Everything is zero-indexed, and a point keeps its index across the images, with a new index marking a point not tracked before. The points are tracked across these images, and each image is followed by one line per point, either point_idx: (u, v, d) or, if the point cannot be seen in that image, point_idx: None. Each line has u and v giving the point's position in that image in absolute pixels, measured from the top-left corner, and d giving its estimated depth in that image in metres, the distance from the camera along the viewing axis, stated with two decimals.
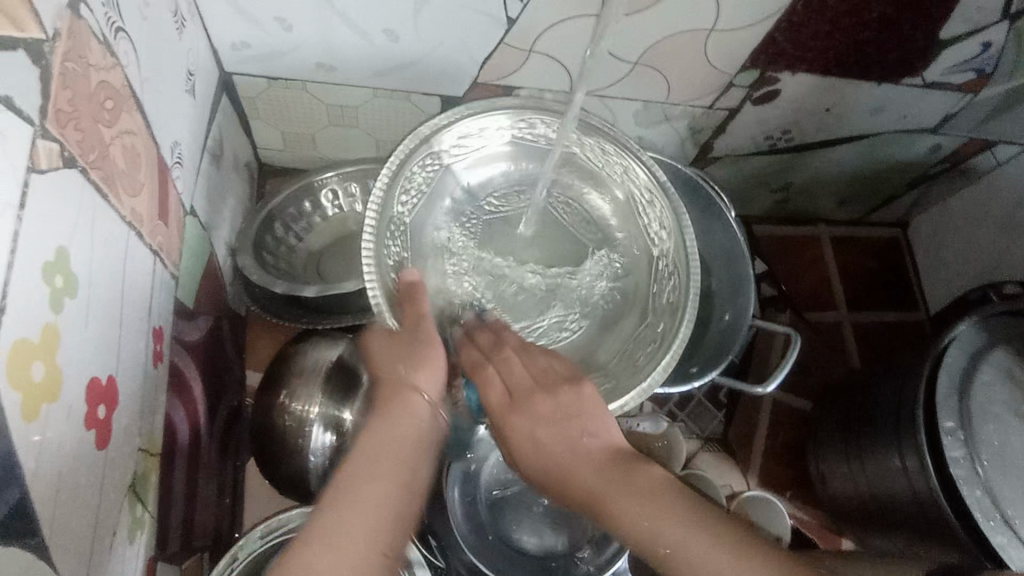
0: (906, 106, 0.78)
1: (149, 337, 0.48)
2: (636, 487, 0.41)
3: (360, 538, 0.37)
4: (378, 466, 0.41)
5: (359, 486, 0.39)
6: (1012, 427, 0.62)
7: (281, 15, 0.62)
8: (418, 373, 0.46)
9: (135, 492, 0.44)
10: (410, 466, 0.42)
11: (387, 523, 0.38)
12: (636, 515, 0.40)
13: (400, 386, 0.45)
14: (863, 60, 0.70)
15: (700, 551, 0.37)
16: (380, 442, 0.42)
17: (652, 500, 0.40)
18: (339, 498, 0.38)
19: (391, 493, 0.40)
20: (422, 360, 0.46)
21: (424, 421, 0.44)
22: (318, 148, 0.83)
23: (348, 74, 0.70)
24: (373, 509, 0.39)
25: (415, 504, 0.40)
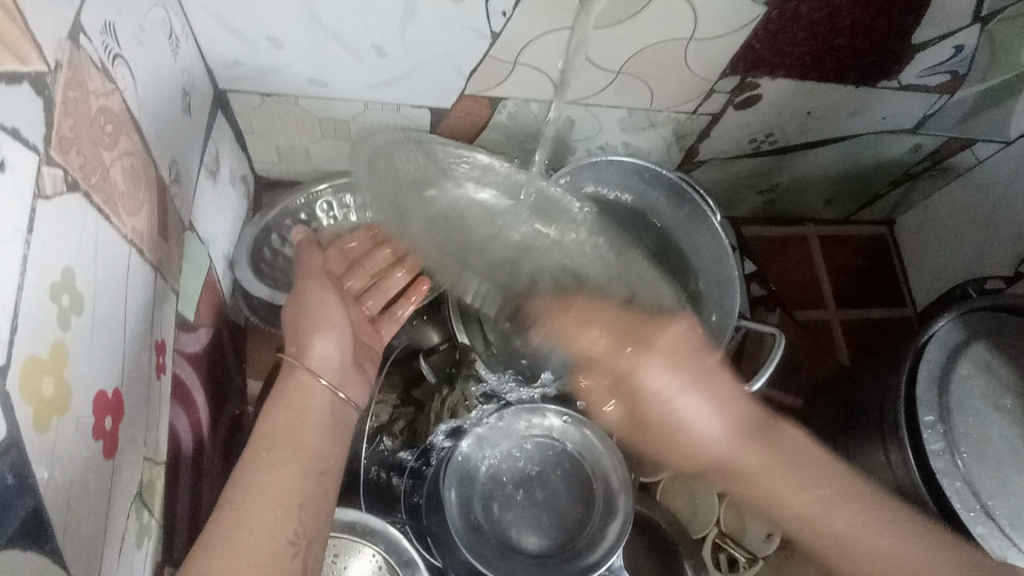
0: (885, 109, 0.80)
1: (152, 350, 0.49)
2: (792, 470, 0.55)
3: (268, 519, 0.41)
4: (279, 451, 0.45)
5: (260, 472, 0.43)
6: (990, 419, 0.65)
7: (273, 34, 0.64)
8: (313, 350, 0.53)
9: (142, 499, 0.46)
10: (310, 444, 0.47)
11: (293, 501, 0.43)
12: (818, 496, 0.54)
13: (299, 372, 0.52)
14: (839, 65, 0.72)
15: (842, 524, 0.52)
16: (278, 421, 0.48)
17: (797, 484, 0.55)
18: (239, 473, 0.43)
19: (290, 473, 0.44)
20: (312, 334, 0.54)
21: (318, 391, 0.51)
22: (311, 161, 0.85)
23: (339, 89, 0.72)
24: (271, 475, 0.43)
25: (319, 479, 0.46)
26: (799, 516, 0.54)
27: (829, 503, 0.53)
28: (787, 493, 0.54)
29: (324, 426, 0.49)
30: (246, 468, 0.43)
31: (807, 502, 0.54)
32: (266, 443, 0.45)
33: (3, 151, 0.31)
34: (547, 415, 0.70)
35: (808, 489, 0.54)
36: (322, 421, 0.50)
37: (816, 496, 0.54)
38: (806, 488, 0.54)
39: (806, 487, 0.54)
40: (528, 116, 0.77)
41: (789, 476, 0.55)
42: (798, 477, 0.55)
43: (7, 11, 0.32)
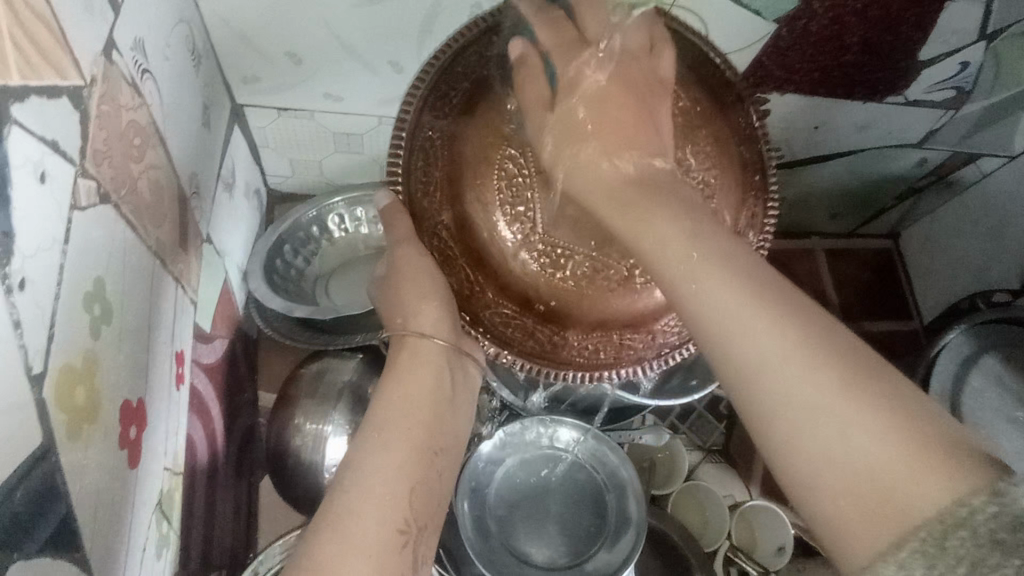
0: (891, 124, 0.81)
1: (172, 360, 0.50)
2: (824, 348, 0.31)
3: (377, 501, 0.39)
4: (393, 429, 0.43)
5: (373, 452, 0.42)
6: (1003, 432, 0.65)
7: (292, 50, 0.65)
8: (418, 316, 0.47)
9: (161, 510, 0.46)
10: (422, 426, 0.44)
11: (406, 482, 0.41)
12: (715, 285, 0.34)
13: (410, 337, 0.48)
14: (847, 80, 0.73)
15: (860, 422, 0.29)
16: (393, 401, 0.45)
17: (801, 359, 0.31)
18: (348, 467, 0.41)
19: (403, 453, 0.42)
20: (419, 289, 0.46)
21: (430, 354, 0.47)
22: (324, 174, 0.86)
23: (355, 103, 0.73)
24: (383, 465, 0.41)
25: (430, 461, 0.44)
26: (849, 438, 0.29)
27: (839, 406, 0.30)
28: (794, 362, 0.31)
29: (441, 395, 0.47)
30: (356, 458, 0.41)
31: (841, 387, 0.30)
32: (378, 423, 0.43)
33: (46, 164, 0.32)
34: (555, 424, 0.70)
35: (838, 366, 0.30)
36: (438, 387, 0.47)
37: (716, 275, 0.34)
38: (786, 341, 0.32)
39: (813, 343, 0.31)
40: None
41: (788, 332, 0.32)
42: (811, 352, 0.31)
43: (50, 27, 0.33)
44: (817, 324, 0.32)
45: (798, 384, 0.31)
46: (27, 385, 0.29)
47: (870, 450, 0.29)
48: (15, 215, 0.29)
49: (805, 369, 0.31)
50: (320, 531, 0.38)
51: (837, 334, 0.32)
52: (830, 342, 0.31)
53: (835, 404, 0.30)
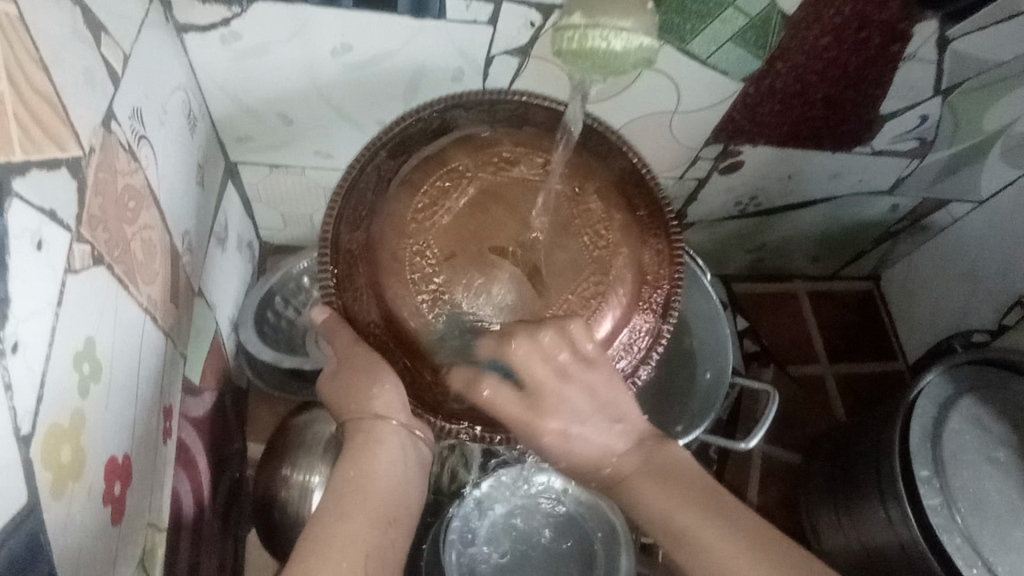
0: (862, 172, 0.85)
1: (160, 415, 0.50)
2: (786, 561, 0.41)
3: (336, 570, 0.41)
4: (348, 502, 0.45)
5: (334, 528, 0.43)
6: (984, 473, 0.65)
7: (284, 112, 0.69)
8: (371, 399, 0.50)
9: (143, 567, 0.46)
10: (378, 499, 0.47)
11: (359, 557, 0.42)
12: (711, 534, 0.43)
13: (366, 421, 0.50)
14: (815, 133, 0.77)
15: None
16: (349, 477, 0.47)
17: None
18: (306, 540, 0.43)
19: (360, 524, 0.44)
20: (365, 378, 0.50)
21: (388, 436, 0.50)
22: (315, 227, 0.88)
23: (345, 159, 0.76)
24: (341, 538, 0.43)
25: (388, 530, 0.46)
26: None
27: None
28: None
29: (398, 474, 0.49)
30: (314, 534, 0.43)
31: None
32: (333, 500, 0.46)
33: (43, 232, 0.34)
34: (543, 476, 0.70)
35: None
36: (393, 463, 0.49)
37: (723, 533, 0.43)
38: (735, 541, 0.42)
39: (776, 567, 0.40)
40: None
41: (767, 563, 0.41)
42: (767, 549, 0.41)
43: (52, 104, 0.36)
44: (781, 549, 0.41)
45: None
46: (15, 447, 0.30)
47: None
48: (12, 281, 0.31)
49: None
50: None
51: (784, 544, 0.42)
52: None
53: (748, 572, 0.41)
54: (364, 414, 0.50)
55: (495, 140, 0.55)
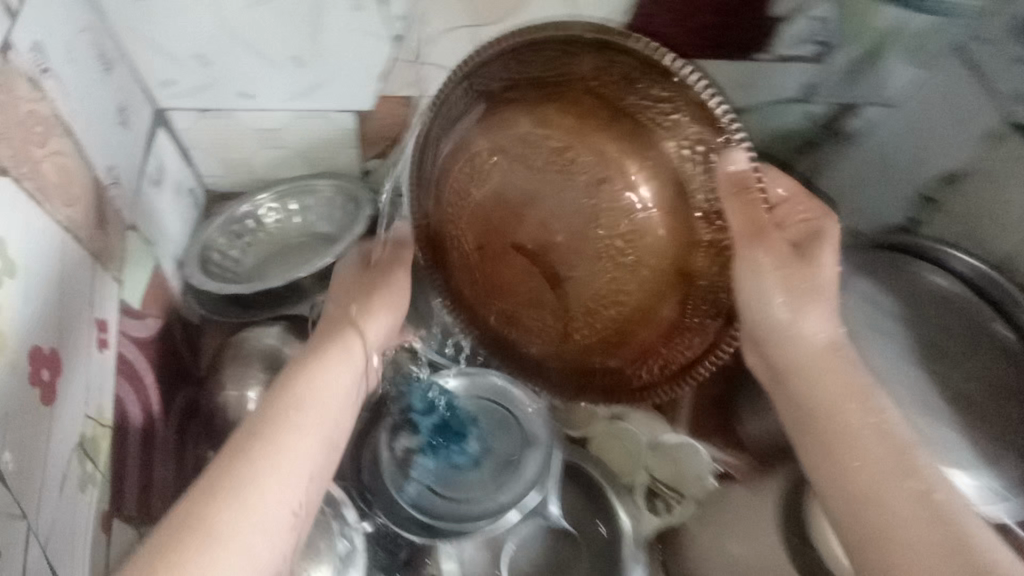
0: (770, 80, 0.87)
1: (93, 325, 0.56)
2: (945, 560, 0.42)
3: (281, 476, 0.46)
4: (303, 413, 0.50)
5: (277, 435, 0.47)
6: (875, 345, 0.71)
7: (201, 52, 0.72)
8: (370, 320, 0.58)
9: (85, 452, 0.52)
10: (332, 415, 0.51)
11: (304, 471, 0.47)
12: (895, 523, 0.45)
13: (347, 329, 0.57)
14: (714, 42, 0.80)
15: None
16: (306, 384, 0.52)
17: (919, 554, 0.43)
18: (257, 432, 0.47)
19: (312, 438, 0.49)
20: (374, 300, 0.59)
21: (356, 356, 0.56)
22: (255, 173, 0.92)
23: (267, 100, 0.80)
24: (290, 441, 0.47)
25: (334, 453, 0.51)
26: None
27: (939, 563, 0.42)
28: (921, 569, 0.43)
29: (351, 398, 0.54)
30: (262, 427, 0.48)
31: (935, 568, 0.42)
32: (289, 405, 0.50)
33: None
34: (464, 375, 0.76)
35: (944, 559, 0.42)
36: (355, 375, 0.55)
37: (905, 531, 0.44)
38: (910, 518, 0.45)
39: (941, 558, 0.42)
40: None
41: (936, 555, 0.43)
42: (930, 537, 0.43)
43: None
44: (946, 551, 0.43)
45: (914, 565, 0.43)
46: None
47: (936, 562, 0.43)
48: None
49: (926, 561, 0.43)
50: (219, 494, 0.43)
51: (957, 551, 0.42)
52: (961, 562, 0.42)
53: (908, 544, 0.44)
54: (347, 320, 0.57)
55: (517, 118, 0.55)
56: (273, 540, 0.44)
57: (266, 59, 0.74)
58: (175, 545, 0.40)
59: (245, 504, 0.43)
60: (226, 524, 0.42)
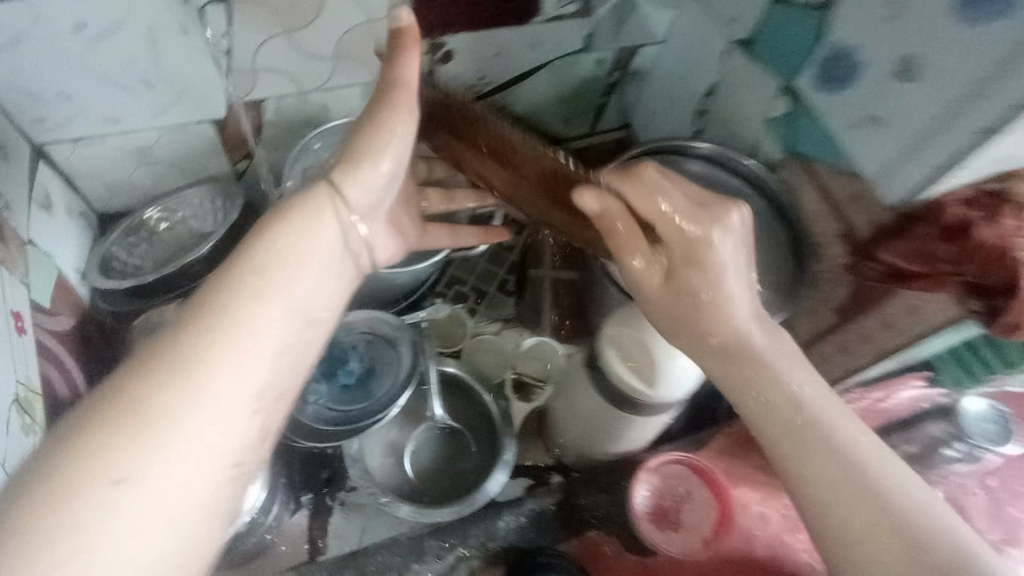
0: (552, 38, 1.07)
1: (10, 315, 0.71)
2: (819, 455, 0.59)
3: (232, 364, 0.50)
4: (257, 286, 0.53)
5: (229, 305, 0.52)
6: None
7: (62, 90, 0.86)
8: (348, 186, 0.61)
9: (21, 406, 0.69)
10: (292, 296, 0.55)
11: (264, 355, 0.52)
12: (823, 443, 0.59)
13: (325, 185, 0.60)
14: (492, 15, 0.99)
15: (850, 518, 0.55)
16: (264, 251, 0.55)
17: (805, 456, 0.59)
18: (218, 303, 0.51)
19: (263, 320, 0.53)
20: (404, 116, 0.63)
21: (324, 228, 0.59)
22: (137, 189, 1.06)
23: (131, 122, 0.94)
24: (247, 311, 0.52)
25: (292, 327, 0.54)
26: (813, 479, 0.58)
27: (829, 471, 0.58)
28: (816, 467, 0.58)
29: (319, 260, 0.58)
30: (215, 302, 0.52)
31: (830, 481, 0.57)
32: (248, 284, 0.53)
33: None
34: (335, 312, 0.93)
35: (842, 470, 0.57)
36: (328, 253, 0.59)
37: (820, 459, 0.59)
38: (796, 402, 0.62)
39: (834, 457, 0.58)
40: (291, 108, 1.02)
41: (831, 457, 0.58)
42: (834, 457, 0.58)
43: None
44: (834, 458, 0.58)
45: (813, 471, 0.58)
46: None
47: (844, 488, 0.56)
48: None
49: (823, 465, 0.58)
50: (165, 357, 0.48)
51: (850, 469, 0.57)
52: (806, 437, 0.60)
53: (820, 459, 0.58)
54: (336, 172, 0.62)
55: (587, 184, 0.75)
56: (209, 428, 0.48)
57: (122, 87, 0.88)
58: (119, 397, 0.47)
59: (195, 378, 0.48)
60: (166, 403, 0.47)
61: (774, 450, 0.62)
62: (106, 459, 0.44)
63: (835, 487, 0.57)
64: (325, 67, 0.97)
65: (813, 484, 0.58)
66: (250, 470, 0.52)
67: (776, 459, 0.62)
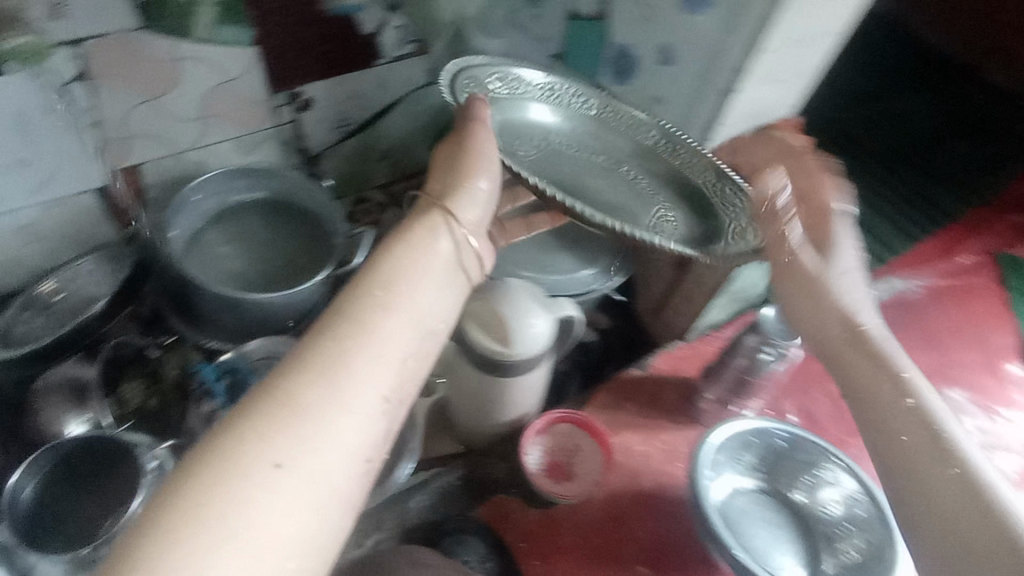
0: (398, 76, 1.23)
1: None
2: (977, 521, 0.59)
3: (368, 370, 0.58)
4: (379, 304, 0.62)
5: (348, 329, 0.59)
6: None
7: None
8: (467, 178, 0.77)
9: None
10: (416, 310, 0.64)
11: (397, 362, 0.61)
12: (949, 479, 0.62)
13: (469, 188, 0.77)
14: (339, 62, 1.14)
15: (980, 532, 0.58)
16: (389, 267, 0.65)
17: (953, 495, 0.61)
18: (354, 317, 0.60)
19: (394, 327, 0.61)
20: (462, 159, 0.79)
21: (434, 242, 0.69)
22: (28, 266, 1.11)
23: (13, 201, 1.01)
24: (381, 321, 0.61)
25: (419, 340, 0.64)
26: (961, 533, 0.59)
27: (965, 508, 0.60)
28: (952, 491, 0.61)
29: (432, 276, 0.67)
30: (373, 303, 0.62)
31: (967, 508, 0.60)
32: (368, 306, 0.61)
33: None
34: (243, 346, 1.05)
35: (968, 502, 0.60)
36: (454, 264, 0.70)
37: (950, 477, 0.62)
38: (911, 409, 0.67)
39: (983, 505, 0.59)
40: (169, 168, 1.12)
41: (951, 487, 0.61)
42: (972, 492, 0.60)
43: None
44: (978, 514, 0.59)
45: (951, 504, 0.61)
46: None
47: (963, 510, 0.60)
48: None
49: (957, 486, 0.61)
50: (298, 373, 0.57)
51: (983, 504, 0.59)
52: (987, 509, 0.59)
53: (951, 499, 0.61)
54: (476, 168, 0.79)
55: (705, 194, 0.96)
56: (348, 428, 0.56)
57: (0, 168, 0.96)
58: (278, 393, 0.55)
59: (334, 382, 0.57)
60: (311, 400, 0.55)
61: (915, 517, 0.63)
62: (270, 446, 0.52)
63: (955, 489, 0.61)
64: (194, 126, 1.08)
65: (935, 514, 0.61)
66: (379, 464, 0.60)
67: (894, 475, 0.66)
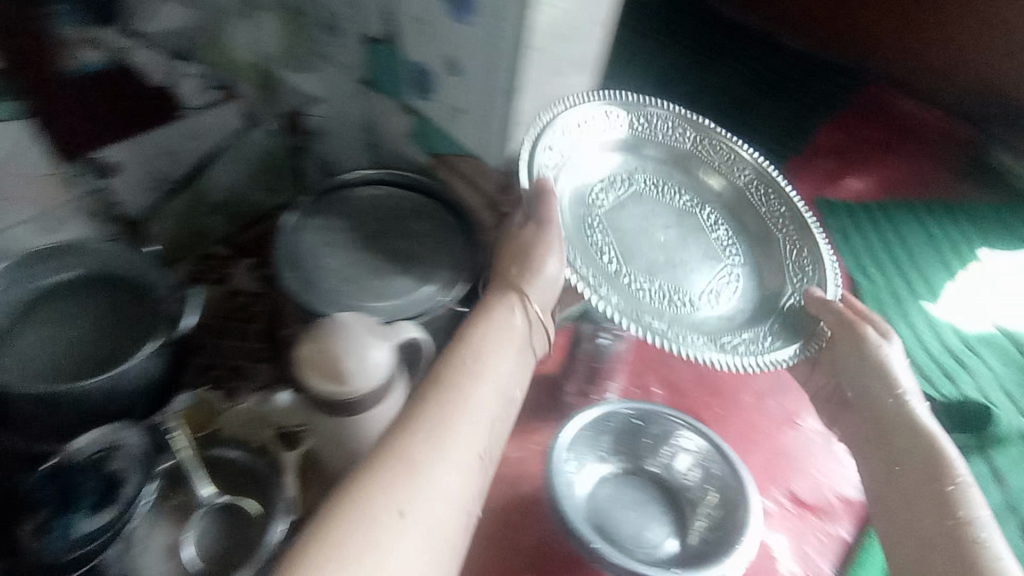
0: (208, 125, 1.21)
1: None
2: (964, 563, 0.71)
3: (478, 422, 0.70)
4: (485, 354, 0.75)
5: (454, 396, 0.71)
6: (324, 253, 1.03)
7: None
8: (527, 279, 0.83)
9: None
10: (517, 372, 0.78)
11: (490, 424, 0.72)
12: (945, 531, 0.74)
13: (511, 287, 0.84)
14: (139, 119, 1.10)
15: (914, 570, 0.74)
16: (480, 335, 0.77)
17: (945, 544, 0.73)
18: (472, 363, 0.74)
19: (507, 373, 0.76)
20: (532, 254, 0.85)
21: (508, 324, 0.79)
22: None
23: None
24: (484, 368, 0.74)
25: (498, 420, 0.73)
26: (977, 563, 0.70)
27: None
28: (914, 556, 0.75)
29: (508, 357, 0.77)
30: (466, 368, 0.73)
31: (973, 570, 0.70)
32: (494, 363, 0.75)
33: None
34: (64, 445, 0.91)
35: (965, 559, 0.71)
36: (523, 349, 0.80)
37: (956, 550, 0.72)
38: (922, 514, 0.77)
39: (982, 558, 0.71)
40: None
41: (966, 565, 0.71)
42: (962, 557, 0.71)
43: None
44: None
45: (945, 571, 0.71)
46: None
47: (942, 541, 0.74)
48: None
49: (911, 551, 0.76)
50: (437, 405, 0.70)
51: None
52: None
53: (931, 555, 0.74)
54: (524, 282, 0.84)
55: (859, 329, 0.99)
56: (442, 484, 0.65)
57: None
58: (394, 451, 0.65)
59: (437, 443, 0.67)
60: (422, 455, 0.66)
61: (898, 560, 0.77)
62: (391, 499, 0.62)
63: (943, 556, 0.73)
64: None
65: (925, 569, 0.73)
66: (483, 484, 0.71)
67: (911, 545, 0.76)
